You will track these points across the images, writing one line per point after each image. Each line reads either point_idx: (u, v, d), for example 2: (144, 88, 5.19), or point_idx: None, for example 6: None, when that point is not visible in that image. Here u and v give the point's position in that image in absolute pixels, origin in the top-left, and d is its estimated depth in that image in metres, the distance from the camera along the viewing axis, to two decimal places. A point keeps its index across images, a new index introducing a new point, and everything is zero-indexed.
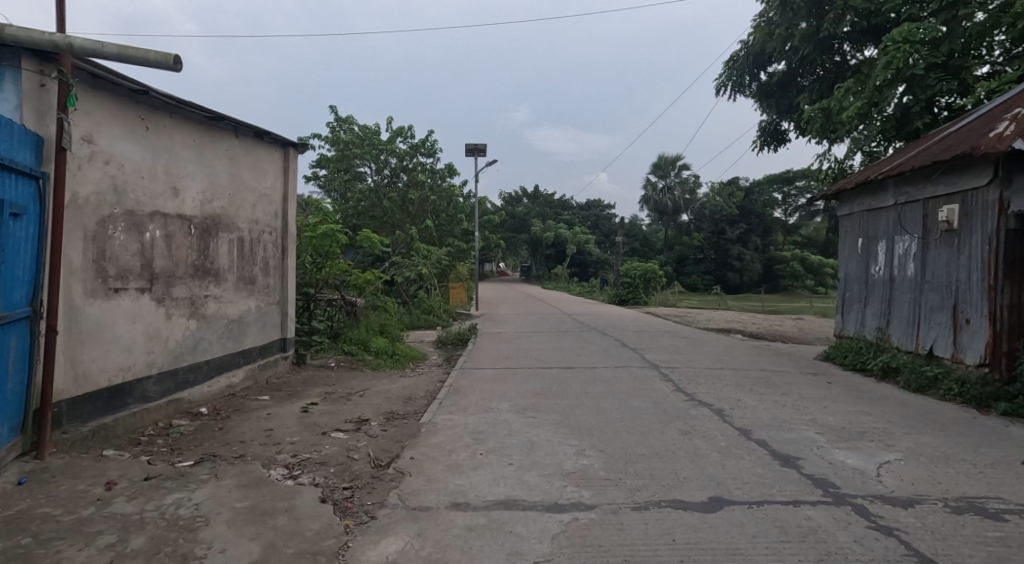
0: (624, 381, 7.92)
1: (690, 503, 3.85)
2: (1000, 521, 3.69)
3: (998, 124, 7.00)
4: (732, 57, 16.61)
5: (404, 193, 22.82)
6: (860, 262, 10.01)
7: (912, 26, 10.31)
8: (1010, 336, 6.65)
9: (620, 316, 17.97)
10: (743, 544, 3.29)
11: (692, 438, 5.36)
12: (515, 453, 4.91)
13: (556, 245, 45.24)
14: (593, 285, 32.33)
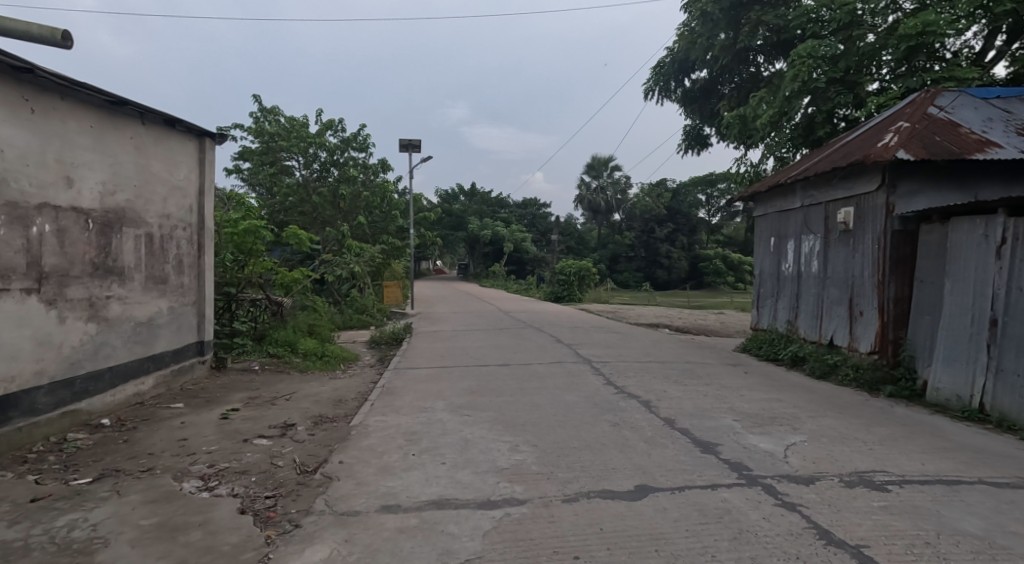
0: (558, 377, 8.08)
1: (618, 493, 3.99)
2: (886, 492, 4.05)
3: (885, 135, 7.65)
4: (658, 63, 17.23)
5: (334, 188, 22.18)
6: (773, 259, 10.64)
7: (814, 43, 11.20)
8: (896, 326, 7.28)
9: (555, 313, 18.26)
10: (665, 528, 3.45)
11: (621, 429, 5.55)
12: (448, 452, 4.91)
13: (494, 243, 45.19)
14: (529, 283, 32.52)
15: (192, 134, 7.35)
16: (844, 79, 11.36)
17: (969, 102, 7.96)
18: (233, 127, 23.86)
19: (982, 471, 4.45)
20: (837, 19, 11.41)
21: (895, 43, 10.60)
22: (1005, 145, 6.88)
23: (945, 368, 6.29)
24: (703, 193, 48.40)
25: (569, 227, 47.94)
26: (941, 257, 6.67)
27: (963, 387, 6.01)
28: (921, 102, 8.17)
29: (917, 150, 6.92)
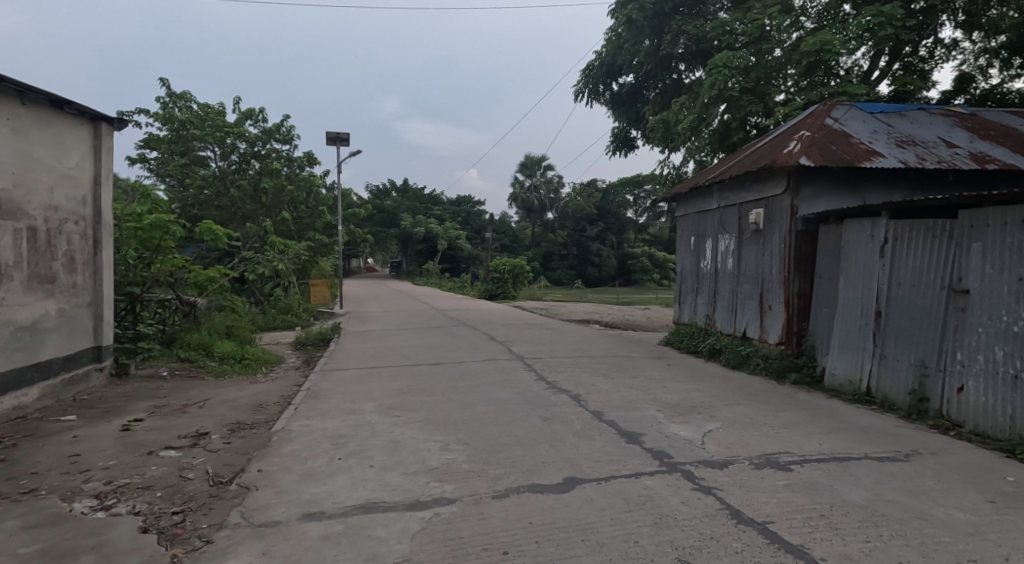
0: (490, 374, 8.23)
1: (546, 486, 4.18)
2: (789, 471, 4.45)
3: (788, 143, 8.29)
4: (588, 66, 17.75)
5: (255, 181, 21.31)
6: (693, 257, 11.24)
7: (729, 55, 11.95)
8: (799, 318, 7.91)
9: (489, 310, 18.40)
10: (591, 518, 3.64)
11: (551, 424, 5.76)
12: (377, 454, 4.95)
13: (427, 240, 44.72)
14: (463, 281, 32.47)
15: (84, 118, 6.99)
16: (755, 90, 12.16)
17: (859, 115, 8.76)
18: (135, 112, 22.26)
19: (868, 447, 4.96)
20: (748, 33, 12.26)
21: (798, 59, 11.49)
22: (888, 156, 7.64)
23: (840, 355, 6.92)
24: (631, 193, 50.11)
25: (504, 225, 48.26)
26: (836, 255, 7.32)
27: (854, 372, 6.64)
28: (819, 114, 8.91)
29: (817, 157, 7.54)
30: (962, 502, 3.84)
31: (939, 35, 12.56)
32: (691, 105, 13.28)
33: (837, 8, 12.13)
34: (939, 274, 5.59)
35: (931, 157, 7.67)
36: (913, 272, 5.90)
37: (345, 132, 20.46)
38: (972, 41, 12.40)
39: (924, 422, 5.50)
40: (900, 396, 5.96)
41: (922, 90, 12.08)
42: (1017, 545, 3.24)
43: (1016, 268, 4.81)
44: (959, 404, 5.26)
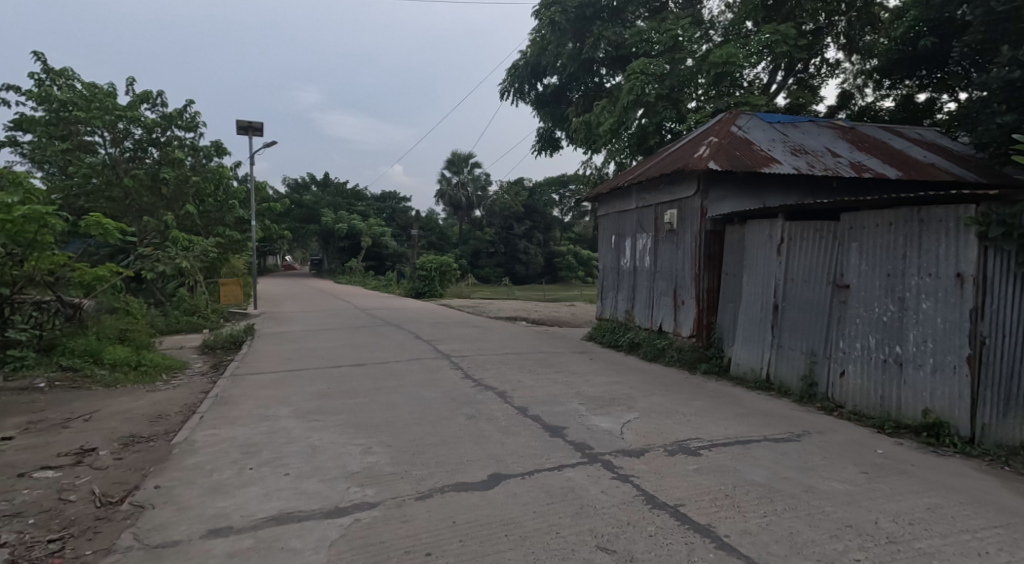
0: (415, 373, 8.30)
1: (472, 484, 4.27)
2: (699, 455, 4.82)
3: (698, 149, 8.86)
4: (513, 66, 18.02)
5: (154, 171, 18.48)
6: (614, 255, 11.72)
7: (645, 61, 12.52)
8: (709, 312, 8.48)
9: (415, 309, 18.33)
10: (514, 513, 3.76)
11: (476, 422, 5.91)
12: (293, 461, 4.87)
13: (350, 237, 43.62)
14: (389, 278, 32.04)
15: None
16: (669, 96, 12.61)
17: (759, 125, 9.48)
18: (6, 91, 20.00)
19: (767, 430, 5.43)
20: (663, 43, 12.96)
21: (707, 69, 12.26)
22: (785, 162, 8.35)
23: (743, 346, 7.49)
24: (556, 192, 51.13)
25: (430, 222, 47.86)
26: (739, 253, 7.91)
27: (756, 361, 7.21)
28: (725, 121, 9.58)
29: (723, 162, 8.12)
30: (842, 475, 4.26)
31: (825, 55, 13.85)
32: (611, 108, 13.84)
33: (739, 22, 13.35)
34: (825, 271, 6.20)
35: (820, 164, 8.46)
36: (804, 269, 6.50)
37: (257, 122, 19.69)
38: (851, 63, 13.93)
39: (813, 404, 6.08)
40: (794, 381, 6.54)
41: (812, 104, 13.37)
42: (887, 510, 3.62)
43: (887, 265, 5.43)
44: (841, 387, 5.86)
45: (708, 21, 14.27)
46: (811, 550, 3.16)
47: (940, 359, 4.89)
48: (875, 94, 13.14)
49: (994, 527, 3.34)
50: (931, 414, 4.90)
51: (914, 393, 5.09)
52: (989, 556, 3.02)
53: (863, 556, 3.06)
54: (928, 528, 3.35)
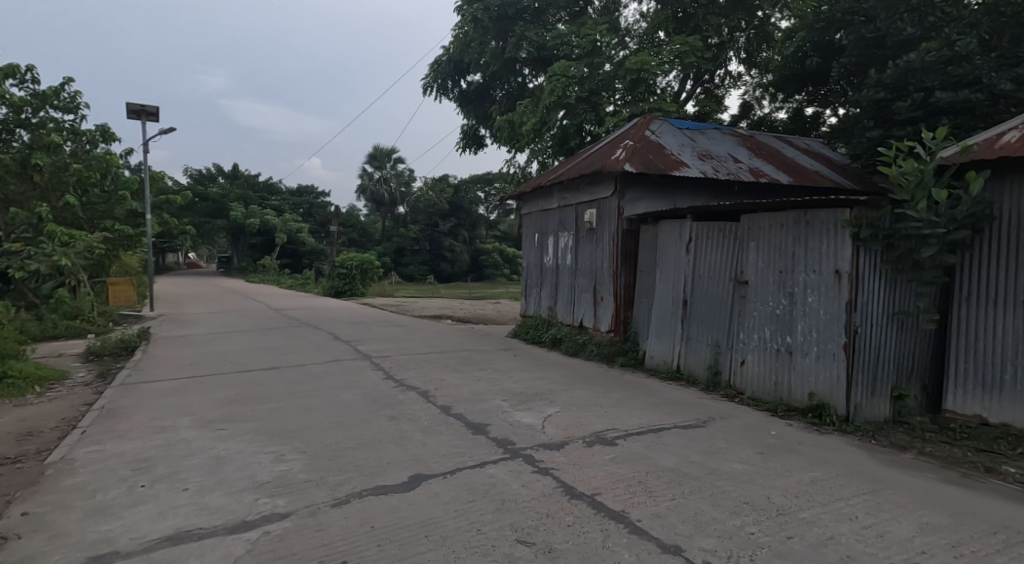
0: (333, 376, 8.08)
1: (392, 486, 4.07)
2: (615, 445, 4.93)
3: (614, 151, 9.24)
4: (436, 61, 18.01)
5: (22, 154, 15.82)
6: (537, 253, 11.98)
7: (566, 64, 12.87)
8: (625, 308, 8.88)
9: (335, 309, 17.87)
10: (437, 513, 3.61)
11: (397, 423, 5.80)
12: (193, 475, 4.40)
13: (263, 233, 41.65)
14: (307, 277, 30.95)
15: None
16: (588, 99, 12.95)
17: (670, 130, 10.02)
18: None
19: (678, 419, 5.70)
20: (582, 47, 13.38)
21: (623, 74, 12.74)
22: (692, 166, 8.90)
23: (656, 340, 7.91)
24: (482, 191, 51.27)
25: (352, 219, 46.58)
26: (652, 251, 8.34)
27: (667, 353, 7.65)
28: (640, 126, 10.05)
29: (638, 164, 8.53)
30: (741, 456, 4.60)
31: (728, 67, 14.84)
32: (533, 109, 14.11)
33: (651, 32, 14.12)
34: (727, 268, 6.69)
35: (724, 169, 9.08)
36: (709, 266, 6.97)
37: (151, 106, 18.39)
38: (751, 76, 15.03)
39: (717, 392, 6.55)
40: (701, 371, 7.02)
41: (717, 113, 14.27)
42: (778, 486, 3.94)
43: (779, 262, 5.95)
44: (741, 375, 6.36)
45: (624, 28, 14.76)
46: (714, 528, 3.30)
47: (822, 347, 5.43)
48: (771, 105, 14.05)
49: (863, 494, 3.79)
50: (815, 397, 5.43)
51: (802, 379, 5.62)
52: (860, 520, 3.39)
53: (758, 530, 3.26)
54: (811, 499, 3.70)
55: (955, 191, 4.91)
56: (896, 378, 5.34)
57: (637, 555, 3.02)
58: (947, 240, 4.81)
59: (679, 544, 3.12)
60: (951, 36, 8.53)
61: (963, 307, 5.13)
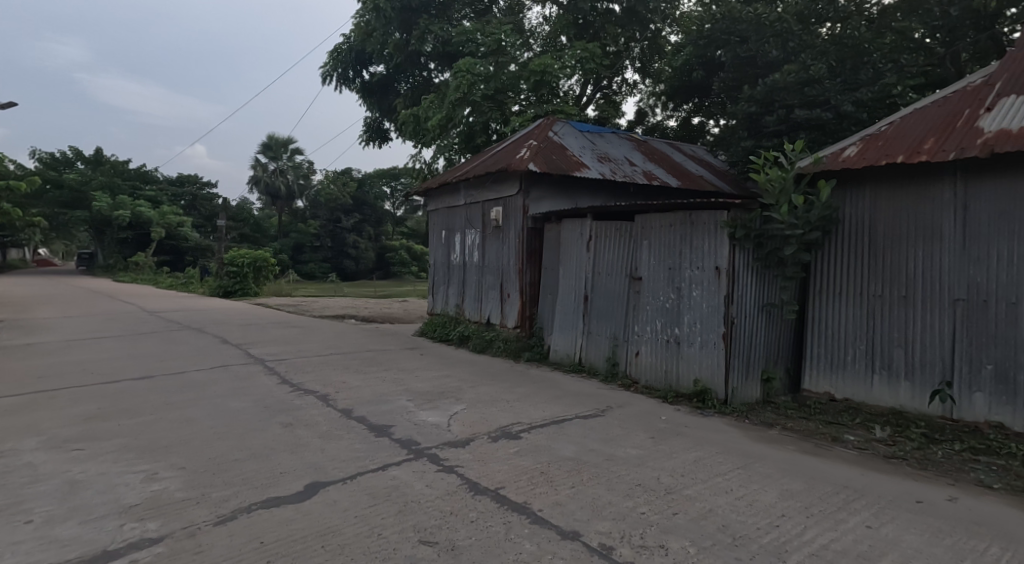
0: (221, 380, 7.38)
1: (286, 497, 3.64)
2: (519, 438, 5.03)
3: (519, 151, 9.44)
4: (336, 48, 17.52)
5: None
6: (444, 250, 11.98)
7: (471, 62, 12.94)
8: (530, 304, 9.13)
9: (224, 310, 16.69)
10: (335, 521, 3.30)
11: (293, 429, 5.14)
12: (40, 505, 3.55)
13: (136, 226, 37.83)
14: (190, 277, 28.62)
15: None
16: (494, 97, 13.18)
17: (572, 132, 10.40)
18: None
19: (578, 411, 5.92)
20: (487, 46, 13.35)
21: (528, 75, 13.12)
22: (592, 168, 9.31)
23: (560, 335, 8.20)
24: (387, 186, 50.52)
25: (242, 212, 43.73)
26: (556, 249, 8.64)
27: (569, 347, 7.97)
28: (543, 127, 10.35)
29: (542, 164, 8.78)
30: (634, 441, 4.92)
31: (624, 74, 15.67)
32: (438, 105, 14.19)
33: (554, 36, 14.61)
34: (622, 265, 7.11)
35: (621, 171, 9.57)
36: (606, 264, 7.36)
37: None
38: (645, 85, 15.84)
39: (615, 382, 6.93)
40: (601, 363, 7.37)
41: (616, 118, 15.21)
42: (666, 468, 4.28)
43: (668, 260, 6.40)
44: (635, 365, 6.79)
45: (528, 30, 15.21)
46: (609, 511, 3.51)
47: (705, 337, 5.92)
48: (663, 113, 14.89)
49: (738, 468, 4.20)
50: (699, 382, 5.91)
51: (688, 366, 6.09)
52: (734, 492, 3.78)
53: (648, 510, 3.52)
54: (695, 477, 4.06)
55: (809, 198, 5.63)
56: (766, 362, 5.95)
57: (538, 543, 3.08)
58: (804, 240, 5.50)
59: (577, 529, 3.25)
60: (806, 61, 9.69)
61: (818, 299, 5.84)
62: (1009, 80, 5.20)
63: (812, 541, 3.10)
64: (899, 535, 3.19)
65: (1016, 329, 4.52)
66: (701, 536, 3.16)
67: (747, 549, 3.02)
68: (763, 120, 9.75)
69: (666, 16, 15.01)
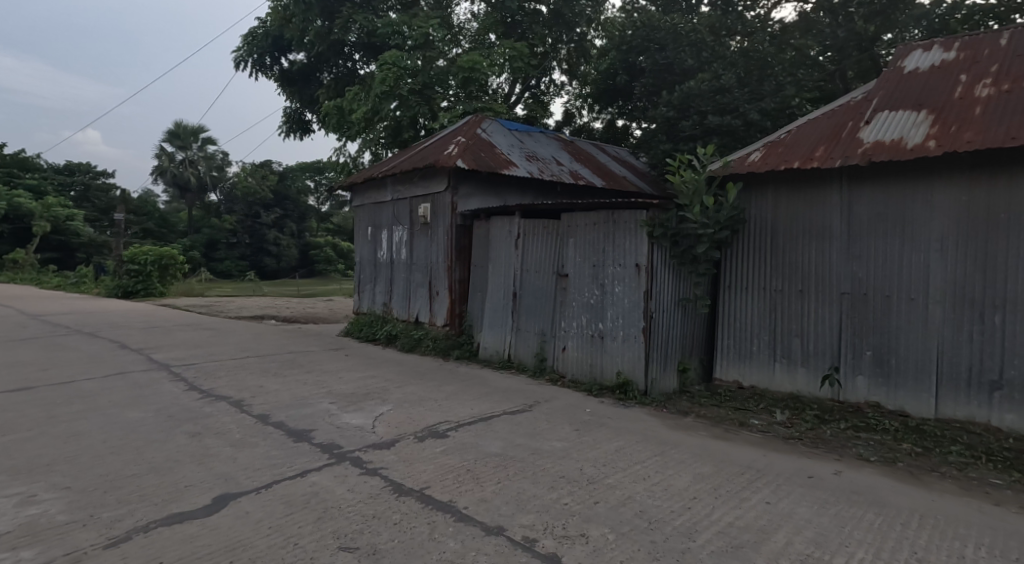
0: (119, 388, 6.88)
1: (188, 512, 3.45)
2: (445, 437, 5.04)
3: (447, 147, 9.41)
4: (250, 32, 16.81)
5: None
6: (370, 248, 11.74)
7: (398, 55, 12.81)
8: (460, 301, 9.11)
9: (124, 312, 15.51)
10: (245, 534, 3.19)
11: (201, 439, 4.89)
12: None
13: (17, 220, 34.35)
14: (82, 277, 26.35)
15: None
16: (422, 92, 13.05)
17: (500, 130, 10.47)
18: None
19: (505, 407, 5.99)
20: (415, 39, 13.34)
21: (456, 71, 13.00)
22: (520, 166, 9.42)
23: (489, 332, 8.24)
24: (312, 180, 49.02)
25: (144, 206, 40.75)
26: (485, 246, 8.69)
27: (498, 344, 8.03)
28: (472, 124, 10.36)
29: (470, 161, 8.80)
30: (559, 434, 5.05)
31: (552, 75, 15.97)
32: (364, 97, 13.92)
33: (483, 34, 14.68)
34: (549, 263, 7.25)
35: (549, 170, 9.73)
36: (534, 261, 7.47)
37: None
38: (572, 86, 16.17)
39: (543, 377, 7.07)
40: (529, 359, 7.49)
41: (543, 118, 15.40)
42: (588, 458, 4.42)
43: (593, 258, 6.59)
44: (563, 360, 6.94)
45: (456, 26, 15.17)
46: (534, 504, 3.60)
47: (627, 331, 6.14)
48: (589, 115, 15.17)
49: (655, 455, 4.41)
50: (622, 375, 6.13)
51: (612, 360, 6.30)
52: (651, 478, 3.96)
53: (571, 501, 3.62)
54: (616, 466, 4.22)
55: (719, 199, 5.98)
56: (682, 354, 6.27)
57: (462, 541, 3.11)
58: (715, 239, 5.85)
59: (501, 524, 3.31)
60: (718, 70, 10.29)
61: (727, 293, 6.20)
62: (886, 96, 5.72)
63: (719, 520, 3.31)
64: (793, 508, 3.46)
65: (891, 319, 5.07)
66: (619, 523, 3.30)
67: (662, 532, 3.19)
68: (680, 124, 10.19)
69: (591, 20, 15.37)
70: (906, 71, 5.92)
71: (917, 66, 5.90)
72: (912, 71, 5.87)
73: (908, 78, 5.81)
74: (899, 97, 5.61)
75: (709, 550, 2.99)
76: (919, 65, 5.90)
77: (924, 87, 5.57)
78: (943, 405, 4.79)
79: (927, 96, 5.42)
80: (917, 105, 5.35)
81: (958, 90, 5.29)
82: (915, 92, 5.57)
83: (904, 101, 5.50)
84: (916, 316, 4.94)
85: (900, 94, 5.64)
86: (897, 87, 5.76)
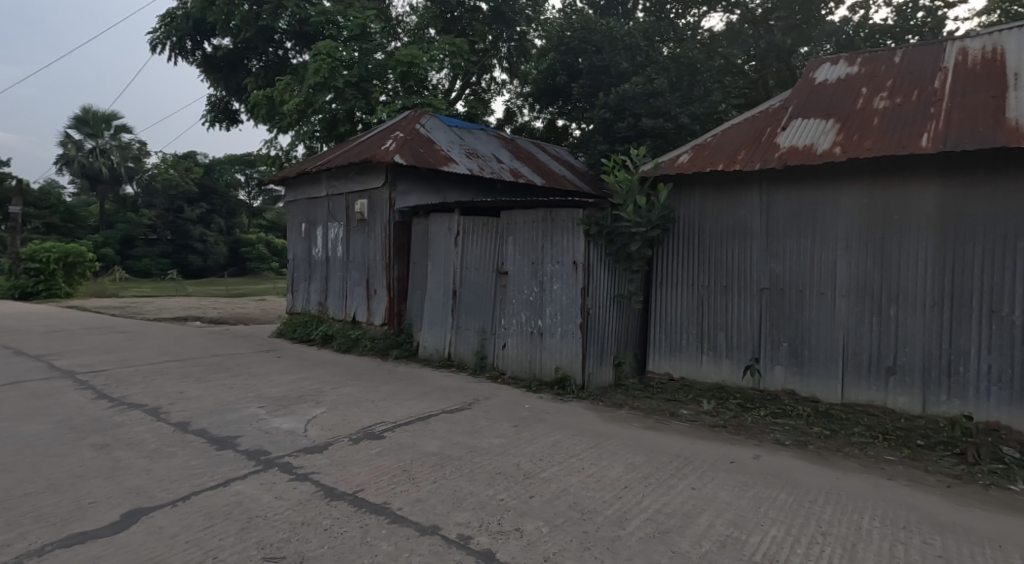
0: (16, 399, 6.35)
1: (94, 531, 3.23)
2: (380, 438, 4.94)
3: (385, 142, 9.22)
4: (169, 14, 15.93)
5: None
6: (304, 245, 11.36)
7: (333, 46, 12.43)
8: (399, 300, 8.96)
9: (25, 315, 14.34)
10: (158, 551, 3.01)
11: (110, 451, 4.59)
12: None
13: None
14: None
15: None
16: (358, 85, 12.70)
17: (439, 126, 10.36)
18: None
19: (442, 406, 5.93)
20: (351, 30, 12.96)
21: (394, 65, 12.75)
22: (460, 163, 9.33)
23: (428, 331, 8.13)
24: (242, 174, 47.18)
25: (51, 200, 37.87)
26: (423, 244, 8.59)
27: (437, 342, 7.94)
28: (410, 119, 10.20)
29: (409, 157, 8.66)
30: (497, 431, 5.05)
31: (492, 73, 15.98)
32: (296, 87, 13.49)
33: (421, 28, 14.49)
34: (489, 260, 7.23)
35: (488, 168, 9.70)
36: (473, 258, 7.44)
37: None
38: (513, 85, 16.22)
39: (482, 374, 7.05)
40: (469, 356, 7.45)
41: (484, 117, 15.36)
42: (525, 454, 4.44)
43: (531, 255, 6.63)
44: (502, 357, 6.95)
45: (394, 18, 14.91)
46: (469, 502, 3.58)
47: (565, 328, 6.21)
48: (529, 114, 15.23)
49: (590, 448, 4.48)
50: (560, 370, 6.20)
51: (550, 355, 6.36)
52: (585, 470, 4.02)
53: (507, 496, 3.63)
54: (551, 459, 4.26)
55: (651, 198, 6.14)
56: (617, 348, 6.40)
57: (395, 542, 3.06)
58: (646, 237, 6.01)
59: (435, 524, 3.27)
60: (651, 74, 10.58)
61: (658, 290, 6.37)
62: (800, 104, 6.03)
63: (649, 507, 3.39)
64: (717, 492, 3.59)
65: (804, 313, 5.36)
66: (553, 515, 3.33)
67: (594, 522, 3.24)
68: (615, 126, 10.43)
69: (530, 19, 15.49)
70: (816, 83, 6.26)
71: (825, 78, 6.24)
72: (821, 83, 6.21)
73: (819, 88, 6.15)
74: (811, 106, 5.93)
75: (639, 537, 3.05)
76: (828, 77, 6.26)
77: (832, 97, 5.90)
78: (848, 390, 5.11)
79: (834, 105, 5.75)
80: (825, 114, 5.67)
81: (861, 100, 5.65)
82: (824, 101, 5.90)
83: (814, 110, 5.81)
84: (825, 310, 5.24)
85: (811, 103, 5.96)
86: (808, 97, 6.08)
